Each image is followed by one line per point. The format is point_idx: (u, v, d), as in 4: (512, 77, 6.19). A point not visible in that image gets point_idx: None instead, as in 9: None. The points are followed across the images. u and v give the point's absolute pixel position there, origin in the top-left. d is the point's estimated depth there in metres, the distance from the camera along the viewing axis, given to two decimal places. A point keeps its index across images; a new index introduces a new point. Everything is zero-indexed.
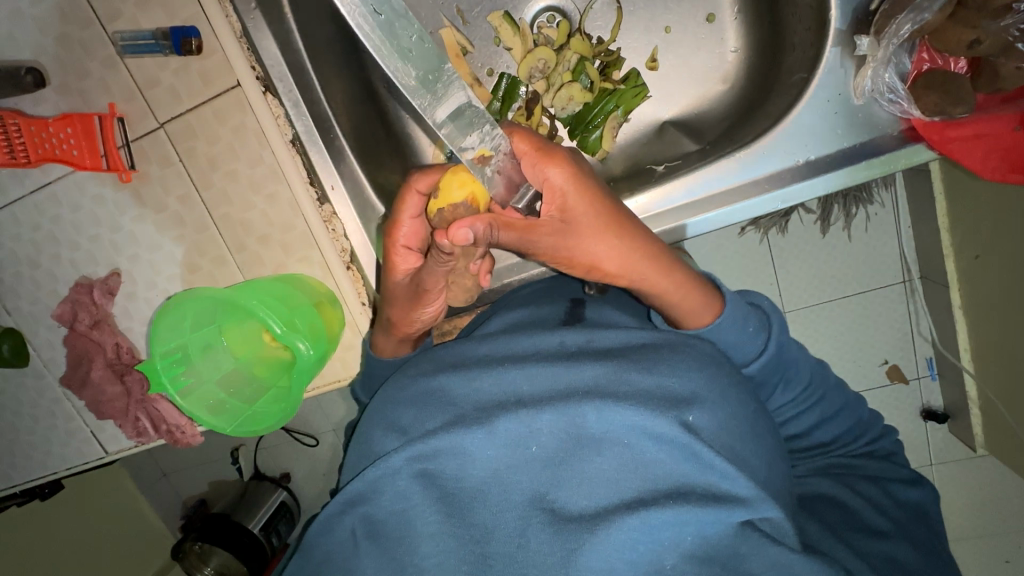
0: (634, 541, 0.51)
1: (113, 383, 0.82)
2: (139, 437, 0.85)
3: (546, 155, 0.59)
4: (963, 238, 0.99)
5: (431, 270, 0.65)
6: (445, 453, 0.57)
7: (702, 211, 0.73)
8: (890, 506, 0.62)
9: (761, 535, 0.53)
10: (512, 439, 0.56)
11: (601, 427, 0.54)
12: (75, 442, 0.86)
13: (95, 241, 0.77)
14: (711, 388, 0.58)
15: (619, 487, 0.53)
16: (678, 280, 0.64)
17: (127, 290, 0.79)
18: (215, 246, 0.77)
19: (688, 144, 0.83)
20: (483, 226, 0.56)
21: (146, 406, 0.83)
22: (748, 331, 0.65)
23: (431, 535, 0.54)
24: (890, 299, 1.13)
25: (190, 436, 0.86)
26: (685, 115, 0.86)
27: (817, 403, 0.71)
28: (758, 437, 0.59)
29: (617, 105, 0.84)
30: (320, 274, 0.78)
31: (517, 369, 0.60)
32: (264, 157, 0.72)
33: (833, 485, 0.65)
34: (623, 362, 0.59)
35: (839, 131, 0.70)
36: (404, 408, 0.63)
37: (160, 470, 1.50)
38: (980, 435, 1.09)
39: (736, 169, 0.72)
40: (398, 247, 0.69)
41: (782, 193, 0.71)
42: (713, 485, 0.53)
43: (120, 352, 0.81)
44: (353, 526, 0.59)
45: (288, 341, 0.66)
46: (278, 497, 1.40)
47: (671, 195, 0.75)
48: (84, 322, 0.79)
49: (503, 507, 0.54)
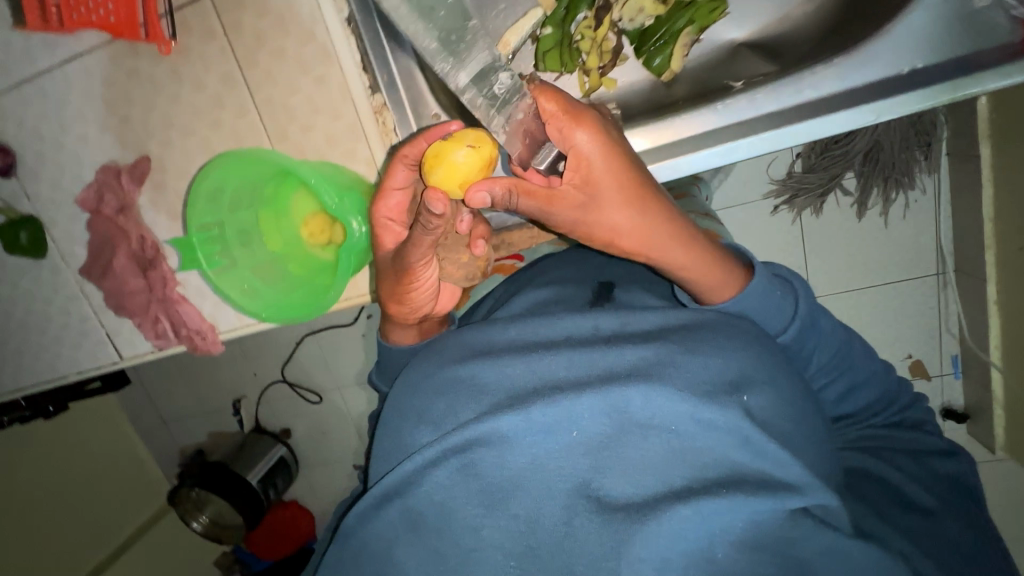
0: (686, 532, 0.46)
1: (135, 276, 0.78)
2: (158, 340, 0.82)
3: (573, 117, 0.51)
4: (1007, 229, 0.91)
5: (418, 238, 0.55)
6: (481, 443, 0.51)
7: (791, 121, 0.64)
8: (930, 481, 0.60)
9: (815, 522, 0.49)
10: (553, 426, 0.50)
11: (646, 412, 0.50)
12: (89, 343, 0.83)
13: (127, 122, 0.73)
14: (760, 369, 0.54)
15: (669, 477, 0.48)
16: (704, 255, 0.56)
17: (156, 179, 0.75)
18: (254, 132, 0.72)
19: (765, 65, 0.76)
20: (501, 190, 0.52)
21: (168, 307, 0.80)
22: (776, 297, 0.59)
23: (471, 529, 0.49)
24: (925, 289, 1.09)
25: (211, 344, 0.82)
26: (763, 36, 0.79)
27: (862, 375, 0.66)
28: (808, 421, 0.55)
29: (691, 21, 0.77)
30: (364, 170, 0.72)
31: (551, 354, 0.56)
32: (316, 34, 0.66)
33: (861, 457, 0.63)
34: (665, 343, 0.54)
35: (952, 37, 0.60)
36: (431, 395, 0.57)
37: (160, 416, 1.47)
38: (1001, 436, 1.05)
39: (832, 76, 0.63)
40: (381, 218, 0.60)
41: (883, 104, 0.61)
42: (768, 472, 0.49)
43: (145, 245, 0.77)
44: (391, 517, 0.53)
45: (343, 217, 0.60)
46: (278, 451, 1.37)
47: (759, 102, 0.66)
48: (111, 205, 0.76)
49: (544, 498, 0.49)
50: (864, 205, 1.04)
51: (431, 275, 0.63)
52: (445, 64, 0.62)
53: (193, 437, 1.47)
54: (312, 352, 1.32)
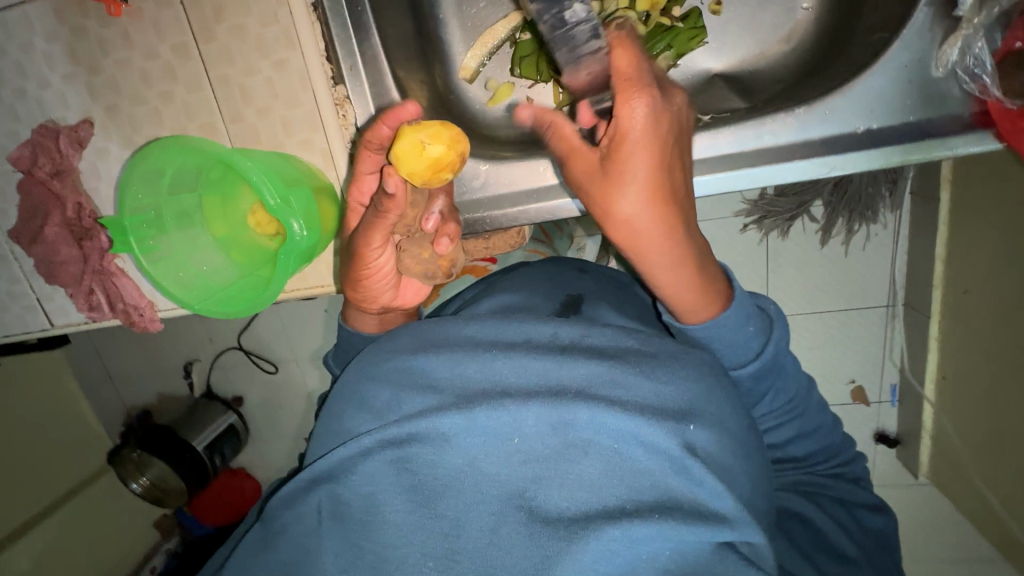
0: (612, 551, 0.47)
1: (68, 246, 0.74)
2: (90, 312, 0.79)
3: (626, 87, 0.50)
4: (959, 268, 0.95)
5: (372, 225, 0.60)
6: (423, 439, 0.53)
7: (743, 166, 0.65)
8: (854, 528, 0.63)
9: (739, 557, 0.50)
10: (495, 431, 0.52)
11: (589, 429, 0.50)
12: (18, 307, 0.79)
13: (69, 81, 0.68)
14: (708, 398, 0.55)
15: (602, 493, 0.49)
16: (691, 278, 0.56)
17: (98, 145, 0.71)
18: (207, 111, 0.68)
19: (737, 102, 0.76)
20: (647, 102, 0.49)
21: (104, 279, 0.77)
22: (748, 332, 0.59)
23: (398, 524, 0.50)
24: (874, 319, 1.12)
25: (147, 321, 0.80)
26: (739, 70, 0.78)
27: (799, 417, 0.66)
28: (748, 452, 0.56)
29: (669, 46, 0.76)
30: (320, 163, 0.70)
31: (505, 359, 0.56)
32: (280, 17, 0.63)
33: (802, 501, 0.64)
34: (619, 363, 0.55)
35: (908, 102, 0.62)
36: (378, 386, 0.59)
37: (105, 372, 1.42)
38: (926, 463, 1.13)
39: (788, 128, 0.64)
40: (355, 203, 0.64)
41: (832, 160, 0.63)
42: (700, 500, 0.50)
43: (81, 213, 0.73)
44: (319, 504, 0.55)
45: (287, 219, 0.57)
46: (227, 420, 1.35)
47: (716, 142, 0.66)
48: (44, 169, 0.71)
49: (476, 500, 0.50)
50: (829, 232, 1.06)
51: (381, 262, 0.64)
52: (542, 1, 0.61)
53: (142, 397, 1.44)
54: (272, 322, 1.30)
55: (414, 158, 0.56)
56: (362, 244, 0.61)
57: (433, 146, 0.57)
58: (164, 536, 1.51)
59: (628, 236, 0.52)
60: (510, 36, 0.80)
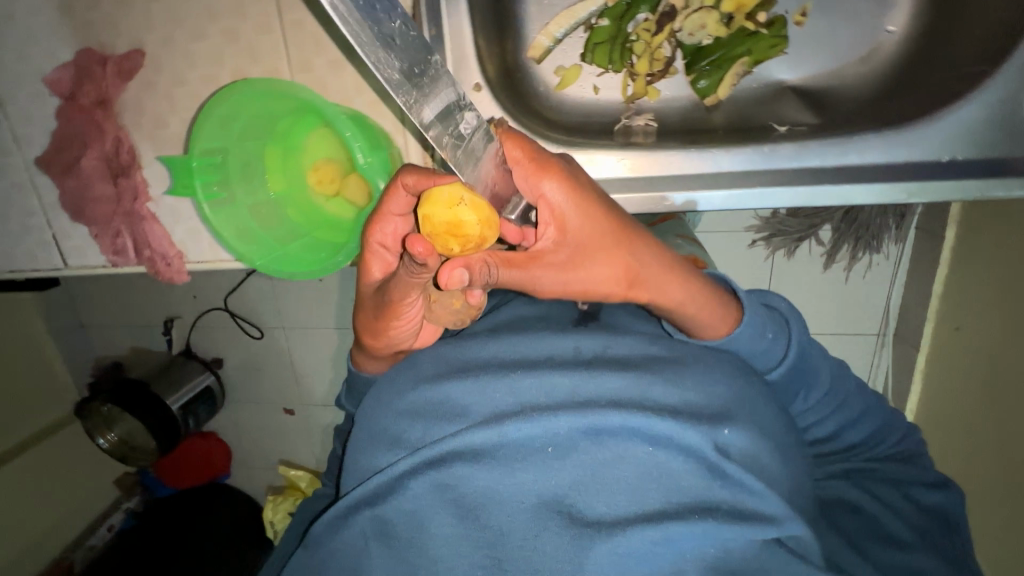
0: (653, 552, 0.47)
1: (104, 182, 0.70)
2: (114, 256, 0.74)
3: (540, 166, 0.49)
4: (950, 306, 0.93)
5: (402, 277, 0.51)
6: (452, 458, 0.51)
7: (827, 183, 0.65)
8: (911, 511, 0.60)
9: (788, 553, 0.51)
10: (528, 444, 0.50)
11: (621, 435, 0.49)
12: (30, 243, 0.75)
13: (123, 5, 0.63)
14: (740, 403, 0.55)
15: (641, 498, 0.48)
16: (702, 293, 0.58)
17: (145, 78, 0.66)
18: (274, 57, 0.64)
19: (806, 116, 0.75)
20: (480, 266, 0.45)
21: (133, 222, 0.72)
22: (766, 340, 0.61)
23: (444, 538, 0.50)
24: (862, 347, 1.10)
25: (174, 271, 0.75)
26: (814, 84, 0.77)
27: (839, 408, 0.66)
28: (781, 446, 0.57)
29: (748, 52, 0.76)
30: (389, 126, 0.67)
31: (527, 374, 0.54)
32: None
33: (847, 487, 0.63)
34: (644, 372, 0.54)
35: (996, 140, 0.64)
36: (408, 418, 0.56)
37: (77, 320, 1.31)
38: None
39: (876, 150, 0.66)
40: (375, 242, 0.56)
41: (916, 185, 0.63)
42: (740, 501, 0.50)
43: (120, 149, 0.69)
44: (362, 528, 0.53)
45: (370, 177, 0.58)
46: (204, 380, 1.26)
47: (802, 156, 0.67)
48: (89, 96, 0.67)
49: (514, 513, 0.49)
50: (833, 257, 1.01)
51: (414, 313, 0.57)
52: (409, 92, 0.40)
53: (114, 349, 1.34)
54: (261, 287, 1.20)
55: (442, 211, 0.46)
56: (397, 293, 0.54)
57: (462, 207, 0.45)
58: (126, 494, 1.44)
59: (636, 283, 0.54)
60: (585, 20, 0.78)
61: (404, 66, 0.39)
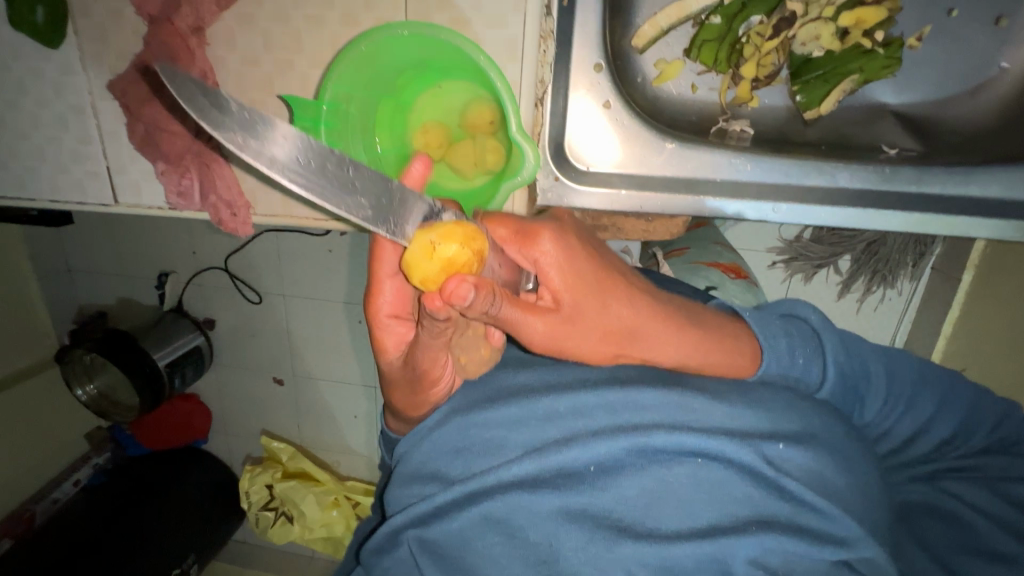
0: (707, 564, 0.48)
1: (183, 117, 0.65)
2: (178, 198, 0.69)
3: (527, 234, 0.50)
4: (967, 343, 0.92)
5: (425, 341, 0.50)
6: (495, 484, 0.53)
7: (937, 211, 0.67)
8: (1004, 513, 0.56)
9: None
10: (570, 468, 0.52)
11: (666, 454, 0.51)
12: (79, 173, 0.69)
13: None
14: (795, 420, 0.54)
15: (694, 512, 0.49)
16: (717, 337, 0.58)
17: (242, 10, 0.60)
18: (392, 7, 0.59)
19: (910, 142, 0.75)
20: (488, 294, 0.42)
21: (204, 165, 0.67)
22: (797, 365, 0.58)
23: (491, 558, 0.52)
24: None
25: (239, 223, 0.70)
26: (916, 110, 0.76)
27: (909, 407, 0.61)
28: (851, 464, 0.54)
29: (859, 69, 0.74)
30: None
31: (565, 398, 0.56)
32: None
33: (932, 492, 0.60)
34: (687, 388, 0.55)
35: None
36: (447, 456, 0.58)
37: (65, 262, 1.23)
38: None
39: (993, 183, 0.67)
40: (382, 320, 0.55)
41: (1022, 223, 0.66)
42: (804, 520, 0.49)
43: (204, 84, 0.63)
44: (408, 547, 0.56)
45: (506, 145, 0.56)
46: (194, 340, 1.17)
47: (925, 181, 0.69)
48: (185, 22, 0.61)
49: (561, 530, 0.50)
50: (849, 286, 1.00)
51: (442, 371, 0.57)
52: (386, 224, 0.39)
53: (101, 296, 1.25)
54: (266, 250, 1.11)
55: (428, 266, 0.41)
56: (425, 359, 0.54)
57: (445, 245, 0.41)
58: (94, 449, 1.32)
59: (628, 339, 0.55)
60: (695, 15, 0.75)
61: (372, 201, 0.38)
